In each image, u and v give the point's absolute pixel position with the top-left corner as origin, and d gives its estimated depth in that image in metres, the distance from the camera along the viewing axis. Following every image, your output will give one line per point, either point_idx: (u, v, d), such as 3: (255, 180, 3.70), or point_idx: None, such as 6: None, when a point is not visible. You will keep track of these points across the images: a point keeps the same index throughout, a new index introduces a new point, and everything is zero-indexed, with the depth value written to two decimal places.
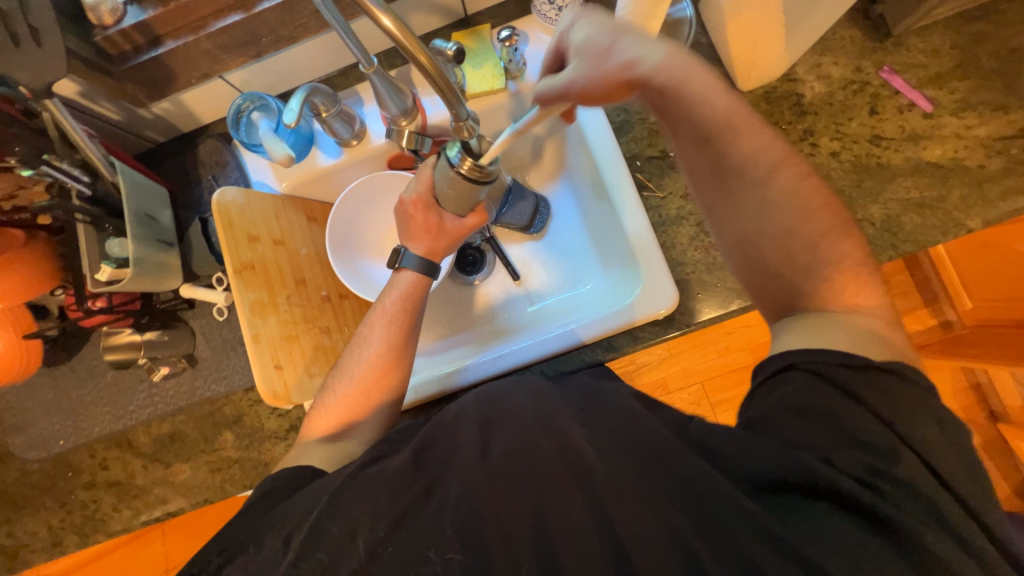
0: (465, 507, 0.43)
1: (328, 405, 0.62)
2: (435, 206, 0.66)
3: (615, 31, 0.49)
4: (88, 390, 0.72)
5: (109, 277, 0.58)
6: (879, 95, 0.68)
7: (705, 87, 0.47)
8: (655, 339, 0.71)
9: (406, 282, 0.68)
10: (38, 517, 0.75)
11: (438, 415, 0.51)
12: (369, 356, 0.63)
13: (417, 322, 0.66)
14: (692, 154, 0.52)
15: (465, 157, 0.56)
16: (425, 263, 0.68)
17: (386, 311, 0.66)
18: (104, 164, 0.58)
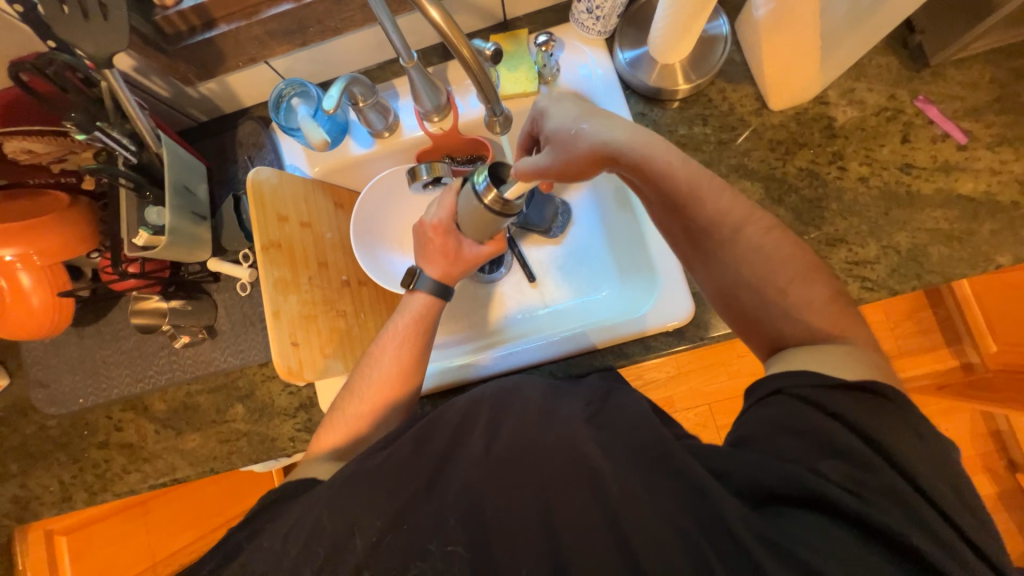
0: (470, 496, 0.43)
1: (335, 424, 0.62)
2: (455, 231, 0.68)
3: (581, 115, 0.55)
4: (112, 351, 0.75)
5: (145, 242, 0.61)
6: (913, 123, 0.68)
7: (665, 163, 0.52)
8: (667, 350, 0.71)
9: (419, 305, 0.68)
10: (51, 471, 0.77)
11: (445, 408, 0.51)
12: (378, 376, 0.63)
13: (427, 344, 0.66)
14: (665, 219, 0.56)
15: (490, 187, 0.57)
16: (438, 286, 0.69)
17: (397, 332, 0.66)
18: (151, 135, 0.61)
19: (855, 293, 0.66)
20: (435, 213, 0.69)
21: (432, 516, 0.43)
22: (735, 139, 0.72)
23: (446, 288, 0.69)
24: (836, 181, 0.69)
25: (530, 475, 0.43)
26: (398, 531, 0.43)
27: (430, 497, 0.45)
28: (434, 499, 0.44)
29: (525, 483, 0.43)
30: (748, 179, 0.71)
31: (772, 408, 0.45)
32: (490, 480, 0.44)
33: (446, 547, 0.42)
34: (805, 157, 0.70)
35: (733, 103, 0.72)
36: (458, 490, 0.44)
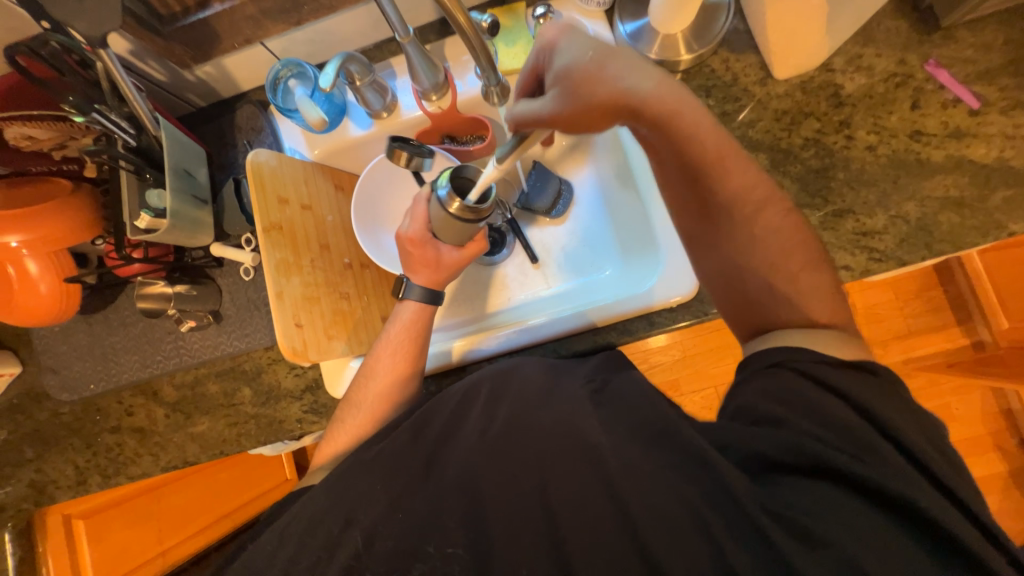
0: (474, 472, 0.44)
1: (339, 436, 0.62)
2: (430, 240, 0.66)
3: (598, 52, 0.49)
4: (119, 338, 0.76)
5: (148, 225, 0.61)
6: (922, 89, 0.66)
7: (694, 122, 0.49)
8: (671, 327, 0.71)
9: (409, 314, 0.67)
10: (66, 455, 0.79)
11: (440, 401, 0.51)
12: (376, 389, 0.63)
13: (422, 352, 0.66)
14: (678, 185, 0.53)
15: (454, 197, 0.59)
16: (427, 293, 0.67)
17: (389, 341, 0.66)
18: (149, 118, 0.60)
19: (862, 264, 0.65)
20: (407, 226, 0.66)
21: (437, 489, 0.44)
22: (738, 110, 0.70)
23: (434, 294, 0.68)
24: (843, 150, 0.67)
25: (533, 449, 0.44)
26: (405, 503, 0.44)
27: (435, 472, 0.45)
28: (440, 474, 0.45)
29: (528, 461, 0.43)
30: (752, 151, 0.70)
31: (768, 379, 0.44)
32: (493, 458, 0.44)
33: (453, 516, 0.42)
34: (812, 127, 0.68)
35: (737, 73, 0.71)
36: (463, 463, 0.44)
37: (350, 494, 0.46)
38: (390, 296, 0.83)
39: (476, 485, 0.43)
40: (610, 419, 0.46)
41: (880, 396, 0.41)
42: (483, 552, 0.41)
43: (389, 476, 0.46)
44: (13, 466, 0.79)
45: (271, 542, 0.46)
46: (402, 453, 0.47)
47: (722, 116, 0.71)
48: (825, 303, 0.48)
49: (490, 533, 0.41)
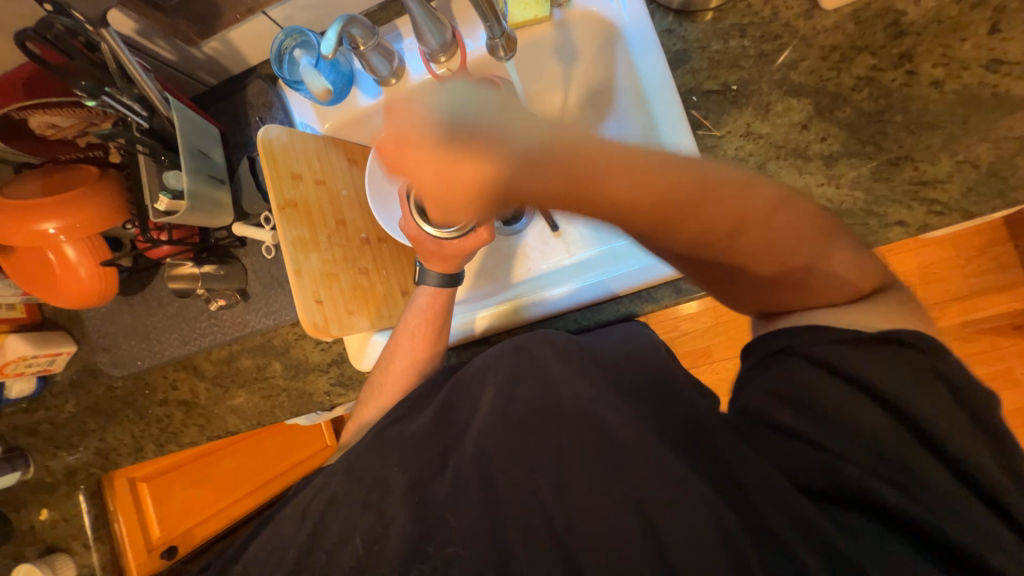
0: (490, 454, 0.45)
1: (363, 414, 0.64)
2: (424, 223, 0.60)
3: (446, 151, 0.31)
4: (158, 317, 0.80)
5: (166, 207, 0.63)
6: (1005, 9, 0.56)
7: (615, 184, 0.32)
8: (701, 293, 0.66)
9: (425, 298, 0.66)
10: (123, 426, 0.85)
11: (458, 392, 0.51)
12: (396, 371, 0.63)
13: (443, 336, 0.66)
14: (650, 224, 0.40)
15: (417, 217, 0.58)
16: (446, 277, 0.65)
17: (407, 328, 0.65)
18: (159, 99, 0.60)
19: (919, 219, 0.59)
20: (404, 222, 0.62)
21: (454, 472, 0.45)
22: (778, 50, 0.63)
23: (453, 276, 0.65)
24: (902, 89, 0.59)
25: (551, 437, 0.45)
26: (424, 481, 0.45)
27: (454, 454, 0.46)
28: (456, 455, 0.46)
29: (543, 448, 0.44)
30: (794, 96, 0.62)
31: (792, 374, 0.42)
32: (508, 443, 0.45)
33: (469, 509, 0.43)
34: (865, 64, 0.60)
35: (777, 6, 0.63)
36: (480, 455, 0.45)
37: (370, 468, 0.47)
38: (409, 270, 0.82)
39: (490, 468, 0.44)
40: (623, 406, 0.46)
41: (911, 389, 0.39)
42: (498, 534, 0.41)
43: (409, 454, 0.47)
44: (80, 435, 0.87)
45: (296, 512, 0.47)
46: (423, 436, 0.48)
47: (759, 58, 0.63)
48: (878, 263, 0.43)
49: (504, 514, 0.42)
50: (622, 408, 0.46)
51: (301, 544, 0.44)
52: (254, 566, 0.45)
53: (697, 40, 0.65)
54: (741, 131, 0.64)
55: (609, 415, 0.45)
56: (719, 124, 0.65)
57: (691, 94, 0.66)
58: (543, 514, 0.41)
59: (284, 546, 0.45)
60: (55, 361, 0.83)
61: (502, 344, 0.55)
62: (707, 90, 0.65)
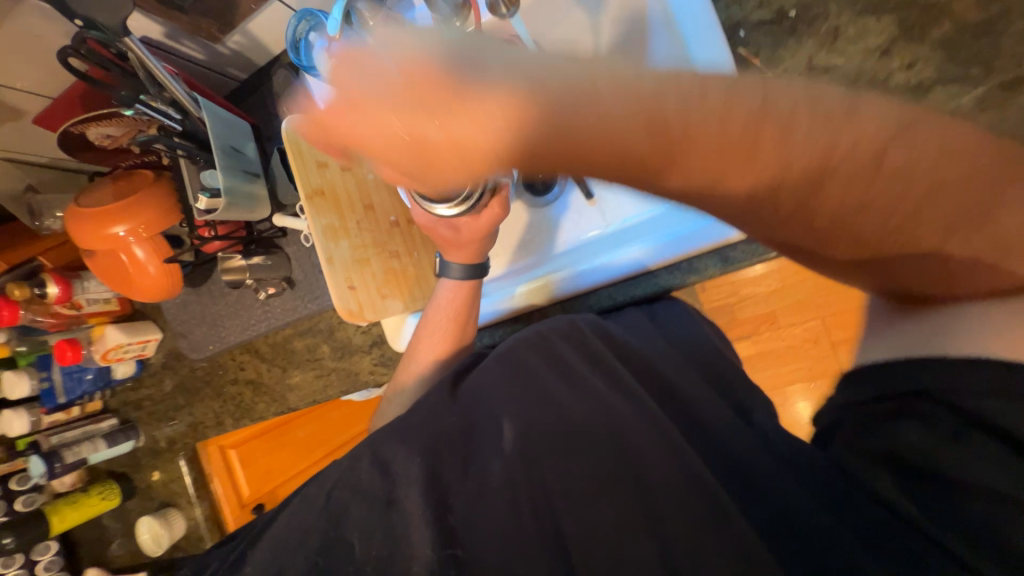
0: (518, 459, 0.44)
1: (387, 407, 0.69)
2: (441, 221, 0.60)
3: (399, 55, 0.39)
4: (221, 306, 0.87)
5: (206, 206, 0.65)
6: None
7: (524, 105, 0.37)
8: (746, 263, 0.62)
9: (448, 294, 0.65)
10: (206, 402, 0.96)
11: (484, 388, 0.51)
12: (419, 368, 0.67)
13: (466, 329, 0.67)
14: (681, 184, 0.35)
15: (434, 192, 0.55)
16: (468, 270, 0.64)
17: (429, 322, 0.66)
18: (188, 100, 0.63)
19: None
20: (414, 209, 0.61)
21: (476, 474, 0.44)
22: None
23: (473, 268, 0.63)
24: None
25: (575, 444, 0.45)
26: (444, 479, 0.44)
27: (476, 454, 0.46)
28: (479, 454, 0.46)
29: (561, 452, 0.45)
30: (872, 14, 0.51)
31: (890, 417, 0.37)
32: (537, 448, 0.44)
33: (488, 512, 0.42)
34: None
35: None
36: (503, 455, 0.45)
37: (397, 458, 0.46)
38: None
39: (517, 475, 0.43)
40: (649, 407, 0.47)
41: (994, 398, 0.34)
42: (510, 535, 0.41)
43: (433, 449, 0.46)
44: (174, 409, 1.00)
45: (320, 496, 0.47)
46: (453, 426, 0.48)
47: None
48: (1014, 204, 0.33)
49: (519, 517, 0.42)
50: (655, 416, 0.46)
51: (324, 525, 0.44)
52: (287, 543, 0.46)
53: None
54: (801, 68, 0.55)
55: None
56: (774, 61, 0.56)
57: (738, 29, 0.56)
58: (551, 513, 0.42)
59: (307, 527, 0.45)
60: (146, 346, 0.94)
61: (516, 336, 0.57)
62: (758, 21, 0.56)
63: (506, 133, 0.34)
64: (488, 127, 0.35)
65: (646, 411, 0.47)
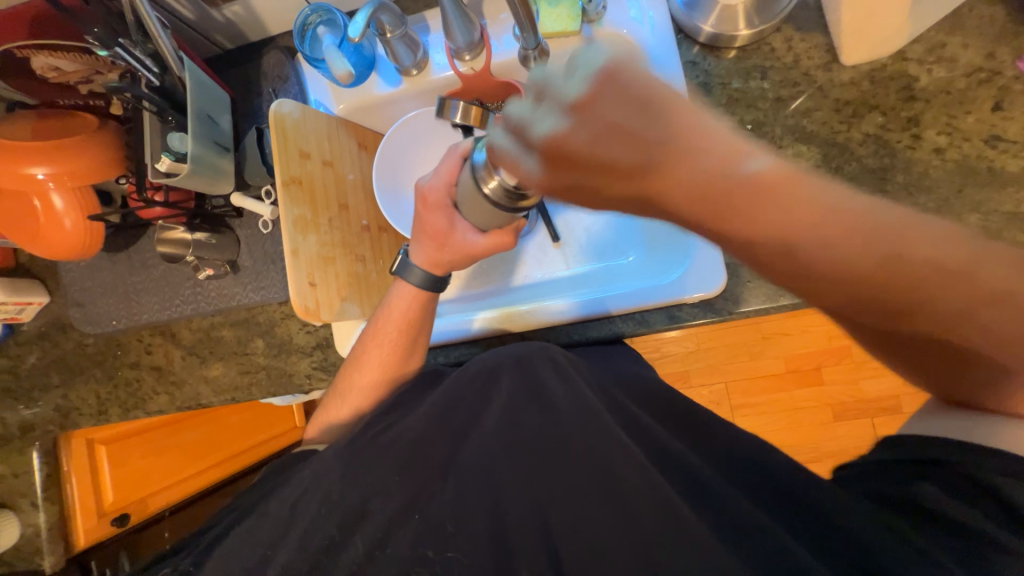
0: (497, 479, 0.43)
1: (333, 412, 0.65)
2: (446, 207, 0.60)
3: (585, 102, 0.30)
4: (141, 278, 0.77)
5: (168, 168, 0.61)
6: (1009, 89, 0.59)
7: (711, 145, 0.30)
8: (693, 322, 0.67)
9: (402, 301, 0.64)
10: (89, 386, 0.83)
11: (450, 401, 0.50)
12: (364, 379, 0.64)
13: (418, 338, 0.65)
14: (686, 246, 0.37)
15: (491, 175, 0.49)
16: (427, 275, 0.64)
17: (380, 330, 0.64)
18: (173, 58, 0.59)
19: None
20: (431, 180, 0.60)
21: (453, 485, 0.44)
22: (794, 97, 0.65)
23: (436, 278, 0.64)
24: (906, 151, 0.62)
25: (549, 462, 0.43)
26: (420, 491, 0.44)
27: (454, 466, 0.45)
28: (455, 463, 0.45)
29: (539, 467, 0.43)
30: (804, 143, 0.64)
31: None
32: (513, 470, 0.43)
33: (471, 525, 0.41)
34: (874, 122, 0.62)
35: (799, 55, 0.64)
36: (481, 474, 0.44)
37: (365, 472, 0.46)
38: None
39: (496, 491, 0.43)
40: (611, 428, 0.42)
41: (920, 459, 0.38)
42: (498, 543, 0.40)
43: (404, 464, 0.45)
44: (41, 389, 0.84)
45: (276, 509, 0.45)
46: (420, 442, 0.46)
47: (776, 102, 0.65)
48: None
49: (507, 526, 0.41)
50: (624, 441, 0.41)
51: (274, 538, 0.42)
52: (237, 555, 0.45)
53: (719, 76, 0.67)
54: None
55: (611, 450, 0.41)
56: None
57: None
58: (540, 521, 0.41)
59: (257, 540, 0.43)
60: (24, 310, 0.79)
61: (490, 355, 0.54)
62: None
63: (764, 191, 0.30)
64: (749, 173, 0.30)
65: (608, 429, 0.43)
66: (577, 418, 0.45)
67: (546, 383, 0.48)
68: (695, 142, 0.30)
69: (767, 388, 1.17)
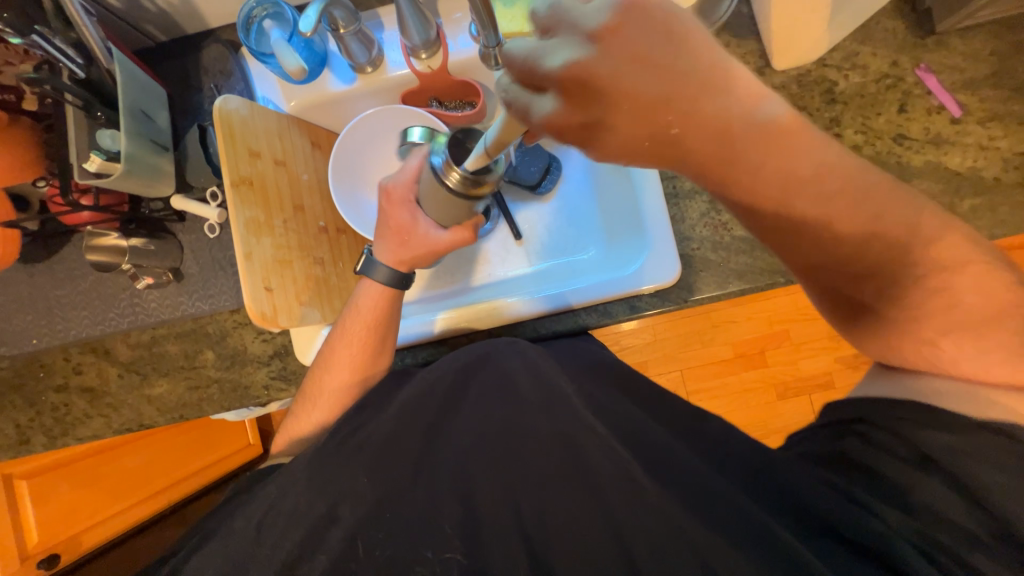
0: (470, 474, 0.43)
1: (296, 424, 0.62)
2: (410, 203, 0.61)
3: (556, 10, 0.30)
4: (66, 292, 0.70)
5: (98, 168, 0.56)
6: (911, 93, 0.67)
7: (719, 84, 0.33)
8: (652, 311, 0.70)
9: (369, 300, 0.63)
10: (6, 414, 0.74)
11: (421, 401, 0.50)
12: (331, 384, 0.61)
13: (383, 337, 0.63)
14: None
15: (450, 168, 0.52)
16: (391, 277, 0.63)
17: (344, 334, 0.62)
18: (101, 48, 0.54)
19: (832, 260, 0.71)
20: (395, 178, 0.62)
21: (430, 482, 0.43)
22: None
23: (403, 275, 0.63)
24: None
25: (522, 449, 0.44)
26: (397, 492, 0.43)
27: (431, 461, 0.45)
28: (429, 462, 0.44)
29: (511, 455, 0.43)
30: None
31: None
32: (486, 463, 0.44)
33: (448, 518, 0.41)
34: None
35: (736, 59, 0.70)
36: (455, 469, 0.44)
37: (335, 479, 0.44)
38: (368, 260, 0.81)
39: (468, 484, 0.43)
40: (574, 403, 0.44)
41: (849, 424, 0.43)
42: (474, 532, 0.41)
43: (376, 464, 0.44)
44: None
45: (242, 524, 0.42)
46: (391, 443, 0.46)
47: None
48: (873, 284, 0.43)
49: (482, 514, 0.41)
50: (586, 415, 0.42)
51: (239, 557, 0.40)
52: None
53: None
54: None
55: (583, 435, 0.43)
56: None
57: None
58: (514, 507, 0.41)
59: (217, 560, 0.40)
60: None
61: (456, 355, 0.55)
62: None
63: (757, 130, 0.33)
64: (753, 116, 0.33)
65: (577, 415, 0.44)
66: (545, 407, 0.46)
67: (515, 376, 0.49)
68: (717, 80, 0.32)
69: (718, 373, 1.25)
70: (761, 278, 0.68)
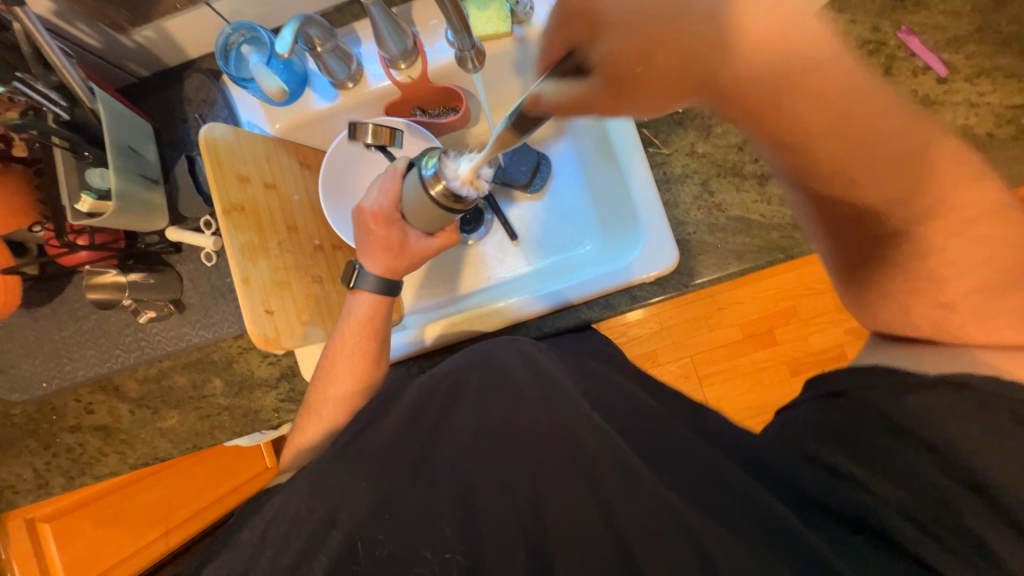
0: (469, 476, 0.43)
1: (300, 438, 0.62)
2: (398, 222, 0.61)
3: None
4: (71, 332, 0.70)
5: (91, 208, 0.57)
6: (895, 56, 0.66)
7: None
8: (654, 300, 0.70)
9: (363, 309, 0.63)
10: (23, 458, 0.75)
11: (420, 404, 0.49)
12: (333, 396, 0.61)
13: (384, 347, 0.64)
14: None
15: (438, 179, 0.54)
16: (382, 283, 0.63)
17: (343, 345, 0.62)
18: (83, 89, 0.55)
19: None
20: (376, 200, 0.61)
21: (428, 483, 0.43)
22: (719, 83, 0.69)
23: (392, 284, 0.64)
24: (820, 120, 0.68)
25: (519, 447, 0.43)
26: (394, 493, 0.42)
27: (428, 462, 0.44)
28: (429, 464, 0.44)
29: (508, 451, 0.43)
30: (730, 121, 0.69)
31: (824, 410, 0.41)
32: (485, 462, 0.43)
33: (448, 521, 0.41)
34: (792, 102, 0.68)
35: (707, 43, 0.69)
36: (453, 469, 0.43)
37: (335, 485, 0.44)
38: None
39: (467, 481, 0.42)
40: (577, 400, 0.44)
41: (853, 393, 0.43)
42: (473, 530, 0.40)
43: (375, 470, 0.44)
44: None
45: (250, 542, 0.42)
46: (395, 449, 0.45)
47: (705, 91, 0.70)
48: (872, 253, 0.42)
49: (481, 513, 0.41)
50: (588, 411, 0.42)
51: (244, 564, 0.40)
52: None
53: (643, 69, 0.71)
54: (686, 151, 0.70)
55: (578, 427, 0.42)
56: (667, 142, 0.71)
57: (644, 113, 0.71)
58: (511, 502, 0.41)
59: (227, 570, 0.40)
60: None
61: (457, 356, 0.54)
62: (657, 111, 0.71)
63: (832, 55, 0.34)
64: (826, 33, 0.34)
65: (577, 407, 0.43)
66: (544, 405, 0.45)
67: (512, 375, 0.48)
68: None
69: (729, 355, 1.24)
70: (761, 257, 0.67)
